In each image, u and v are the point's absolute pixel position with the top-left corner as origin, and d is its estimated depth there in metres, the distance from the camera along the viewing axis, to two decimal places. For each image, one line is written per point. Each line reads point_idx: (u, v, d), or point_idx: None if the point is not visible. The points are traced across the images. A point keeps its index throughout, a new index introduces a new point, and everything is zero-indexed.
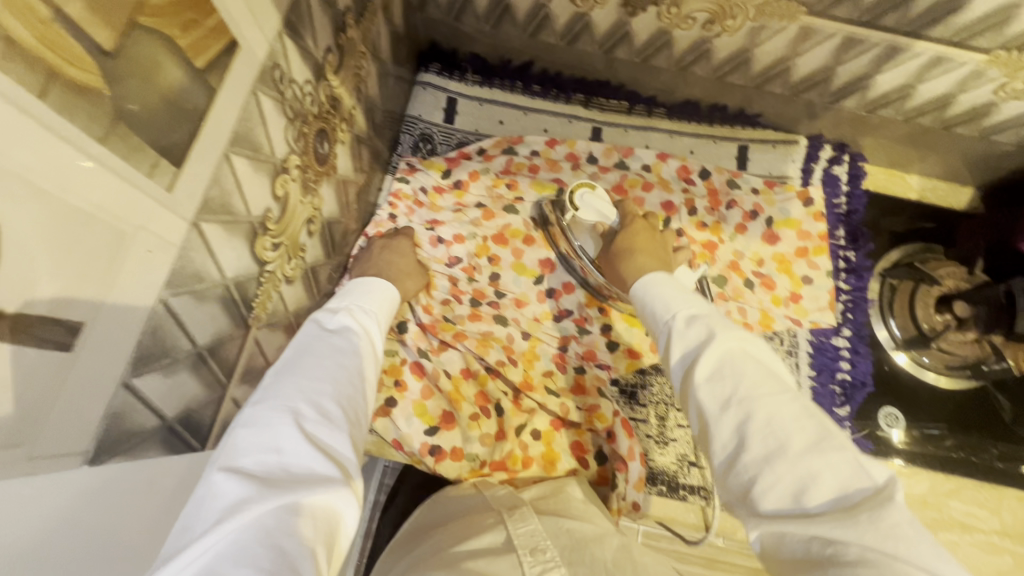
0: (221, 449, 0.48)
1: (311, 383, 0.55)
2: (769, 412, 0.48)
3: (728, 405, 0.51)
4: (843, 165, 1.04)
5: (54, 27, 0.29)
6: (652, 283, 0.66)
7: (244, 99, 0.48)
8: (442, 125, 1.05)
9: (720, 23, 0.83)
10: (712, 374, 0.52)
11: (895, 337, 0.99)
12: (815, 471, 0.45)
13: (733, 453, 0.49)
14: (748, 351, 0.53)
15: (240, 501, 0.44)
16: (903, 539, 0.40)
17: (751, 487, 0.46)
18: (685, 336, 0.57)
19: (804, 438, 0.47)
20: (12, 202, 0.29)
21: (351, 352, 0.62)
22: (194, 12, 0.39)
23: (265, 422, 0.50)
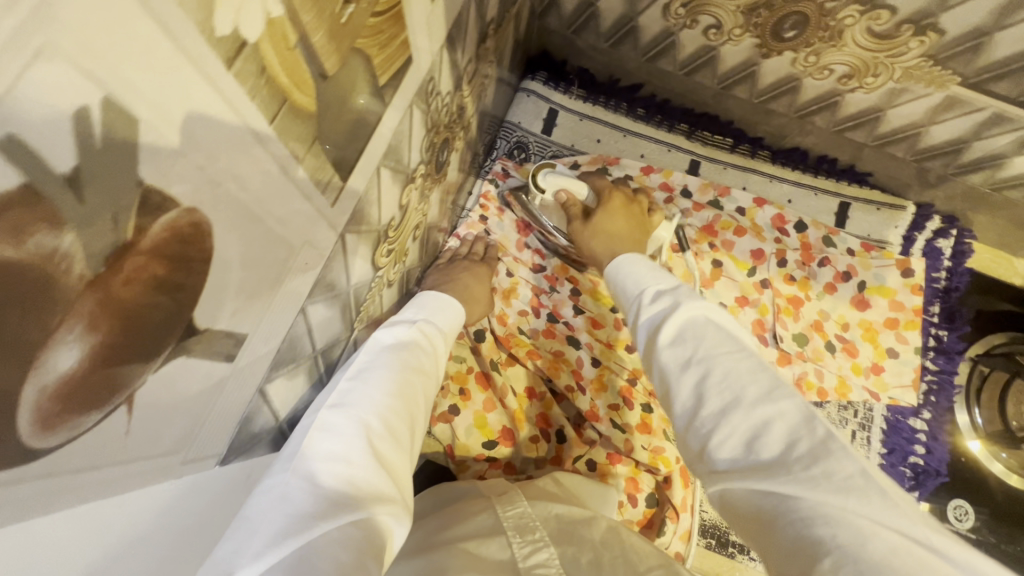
0: (293, 452, 0.44)
1: (387, 399, 0.51)
2: (725, 366, 0.45)
3: (688, 365, 0.47)
4: (949, 239, 0.99)
5: (297, 54, 0.28)
6: (622, 262, 0.63)
7: (403, 113, 0.48)
8: (539, 135, 1.03)
9: (858, 79, 0.79)
10: (677, 337, 0.49)
11: (977, 426, 0.94)
12: (769, 420, 0.41)
13: (692, 411, 0.45)
14: (710, 314, 0.50)
15: (309, 515, 0.40)
16: (855, 493, 0.35)
17: (709, 443, 0.43)
18: (651, 308, 0.54)
19: (758, 388, 0.43)
20: (227, 224, 0.29)
21: (422, 374, 0.58)
22: (391, 31, 0.38)
23: (340, 429, 0.46)
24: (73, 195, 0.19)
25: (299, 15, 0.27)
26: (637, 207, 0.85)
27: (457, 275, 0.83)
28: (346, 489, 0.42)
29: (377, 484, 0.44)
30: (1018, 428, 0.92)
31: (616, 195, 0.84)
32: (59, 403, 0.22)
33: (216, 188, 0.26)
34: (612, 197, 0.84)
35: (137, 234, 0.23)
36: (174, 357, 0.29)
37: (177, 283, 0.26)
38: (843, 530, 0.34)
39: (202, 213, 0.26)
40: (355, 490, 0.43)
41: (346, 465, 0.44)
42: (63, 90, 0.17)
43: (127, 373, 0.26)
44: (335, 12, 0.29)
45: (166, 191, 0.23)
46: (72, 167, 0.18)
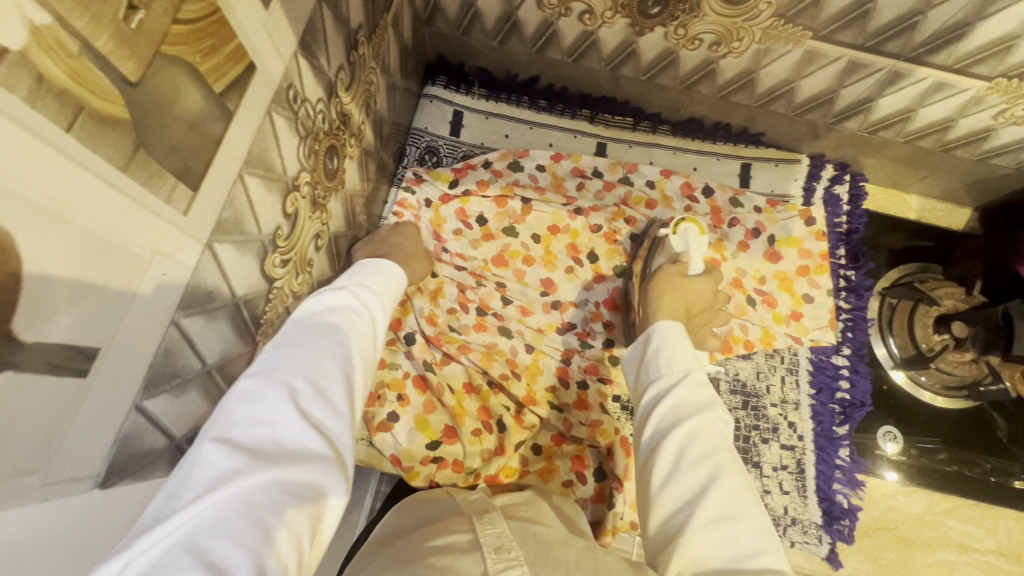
0: (214, 419, 0.46)
1: (311, 360, 0.53)
2: (731, 483, 0.51)
3: (701, 464, 0.52)
4: (844, 184, 1.05)
5: (84, 61, 0.29)
6: (665, 329, 0.63)
7: (260, 120, 0.49)
8: (448, 137, 1.05)
9: (726, 45, 0.84)
10: (692, 437, 0.54)
11: (894, 355, 1.00)
12: (752, 544, 0.48)
13: (687, 504, 0.51)
14: (725, 434, 0.55)
15: (231, 475, 0.43)
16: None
17: (686, 535, 0.49)
18: (682, 397, 0.57)
19: (749, 519, 0.50)
20: (37, 234, 0.29)
21: (356, 335, 0.60)
22: (214, 38, 0.39)
23: (259, 393, 0.48)
24: None
25: (70, 22, 0.27)
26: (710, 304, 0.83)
27: (388, 241, 0.86)
28: (268, 451, 0.46)
29: (304, 441, 0.48)
30: (928, 350, 0.97)
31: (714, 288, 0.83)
32: None
33: (10, 197, 0.27)
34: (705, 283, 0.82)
35: None
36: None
37: None
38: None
39: None
40: (278, 450, 0.46)
41: (269, 428, 0.47)
42: None
43: None
44: (119, 17, 0.30)
45: None
46: None
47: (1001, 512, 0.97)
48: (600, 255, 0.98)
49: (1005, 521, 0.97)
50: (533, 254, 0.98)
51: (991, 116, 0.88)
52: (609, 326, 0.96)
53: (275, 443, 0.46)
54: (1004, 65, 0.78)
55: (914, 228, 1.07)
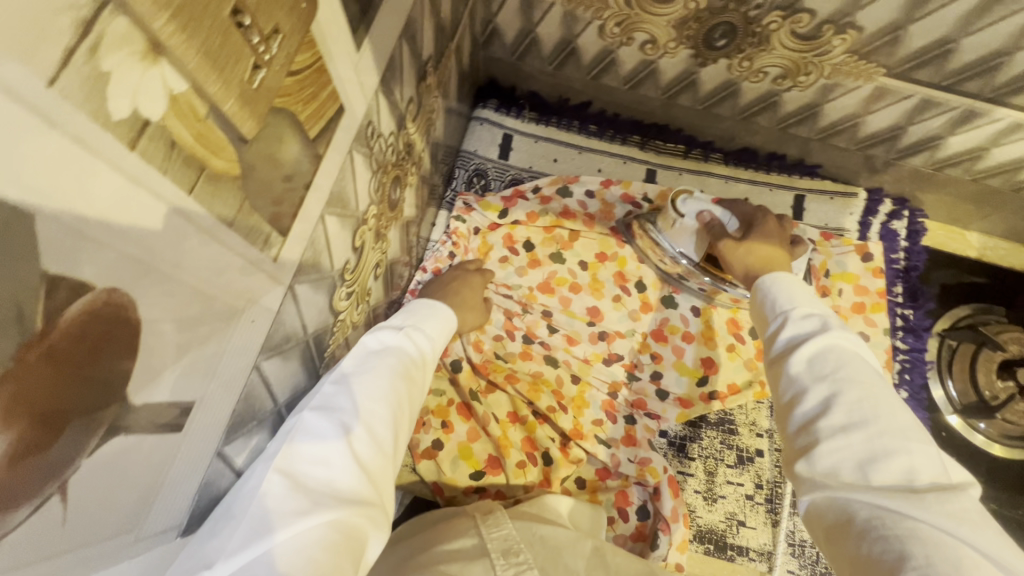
0: (274, 453, 0.44)
1: (368, 401, 0.50)
2: (864, 392, 0.48)
3: (823, 380, 0.51)
4: (903, 220, 1.02)
5: (209, 124, 0.28)
6: (776, 279, 0.62)
7: (343, 160, 0.48)
8: (497, 160, 1.04)
9: (792, 79, 0.82)
10: (816, 357, 0.52)
11: (952, 399, 0.96)
12: (897, 449, 0.45)
13: (815, 416, 0.49)
14: (860, 353, 0.52)
15: (287, 514, 0.40)
16: (965, 522, 0.41)
17: (816, 447, 0.47)
18: (799, 326, 0.56)
19: (892, 423, 0.47)
20: (155, 297, 0.29)
21: (411, 379, 0.57)
22: (315, 86, 0.39)
23: (321, 429, 0.46)
24: None
25: (204, 88, 0.27)
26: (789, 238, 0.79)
27: (447, 285, 0.85)
28: (323, 490, 0.43)
29: (356, 486, 0.44)
30: (992, 398, 0.94)
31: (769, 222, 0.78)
32: None
33: (137, 264, 0.26)
34: (764, 219, 0.78)
35: (47, 324, 0.22)
36: (112, 438, 0.28)
37: (97, 365, 0.26)
38: (935, 551, 0.38)
39: (124, 292, 0.26)
40: (333, 491, 0.43)
41: (325, 466, 0.44)
42: None
43: (54, 462, 0.25)
44: (245, 78, 0.29)
45: (76, 276, 0.23)
46: None
47: None
48: (647, 284, 0.95)
49: None
50: (580, 282, 0.96)
51: None
52: (656, 359, 0.94)
53: (330, 485, 0.43)
54: None
55: (975, 267, 1.03)
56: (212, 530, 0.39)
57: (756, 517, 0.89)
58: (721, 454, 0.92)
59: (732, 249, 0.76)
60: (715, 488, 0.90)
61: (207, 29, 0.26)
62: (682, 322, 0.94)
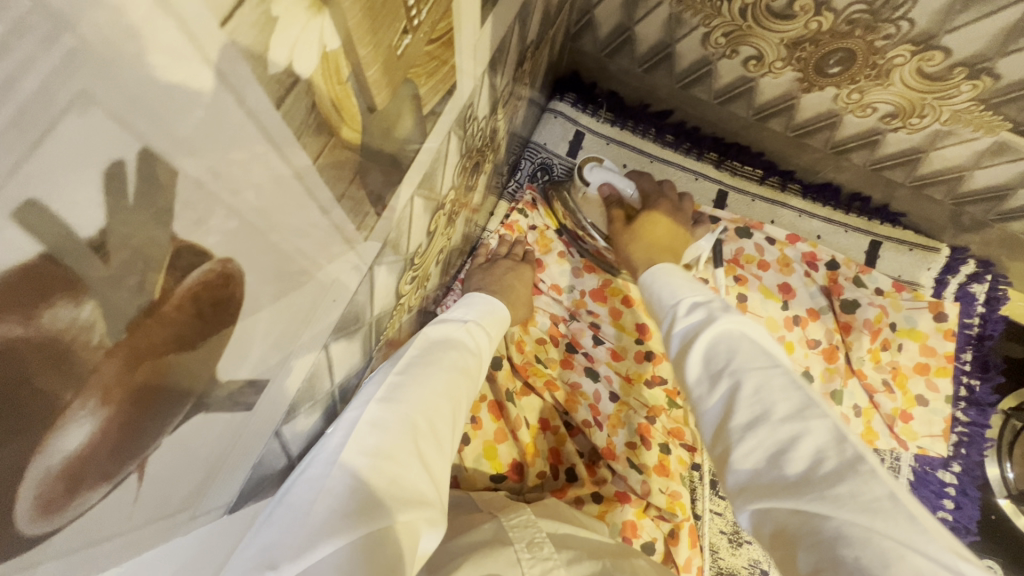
0: (341, 441, 0.41)
1: (430, 396, 0.48)
2: (759, 379, 0.44)
3: (717, 378, 0.47)
4: (983, 284, 0.94)
5: (348, 87, 0.25)
6: (657, 273, 0.64)
7: (442, 141, 0.45)
8: (565, 157, 1.00)
9: (902, 119, 0.77)
10: (709, 348, 0.49)
11: (1007, 480, 0.91)
12: (802, 436, 0.39)
13: (723, 417, 0.44)
14: (746, 333, 0.49)
15: (353, 513, 0.37)
16: (882, 512, 0.33)
17: (729, 453, 0.42)
18: (687, 319, 0.54)
19: (788, 405, 0.42)
20: (261, 271, 0.26)
21: (468, 376, 0.56)
22: (441, 59, 0.36)
23: (386, 420, 0.44)
24: (97, 257, 0.16)
25: (356, 48, 0.24)
26: (682, 216, 0.83)
27: (504, 278, 0.83)
28: (389, 487, 0.40)
29: (420, 485, 0.42)
30: None
31: (664, 200, 0.82)
32: (64, 483, 0.19)
33: (253, 235, 0.24)
34: (657, 200, 0.82)
35: (164, 294, 0.20)
36: (194, 415, 0.26)
37: (196, 340, 0.23)
38: (866, 550, 0.32)
39: (235, 263, 0.23)
40: (399, 489, 0.40)
41: (388, 459, 0.41)
42: (95, 142, 0.14)
43: (138, 442, 0.22)
44: (393, 44, 0.27)
45: (200, 244, 0.20)
46: (99, 229, 0.16)
47: None
48: None
49: None
50: (634, 296, 0.92)
51: None
52: None
53: (395, 482, 0.40)
54: None
55: None
56: (271, 526, 0.36)
57: None
58: None
59: (622, 233, 0.80)
60: (742, 533, 0.87)
61: None
62: None
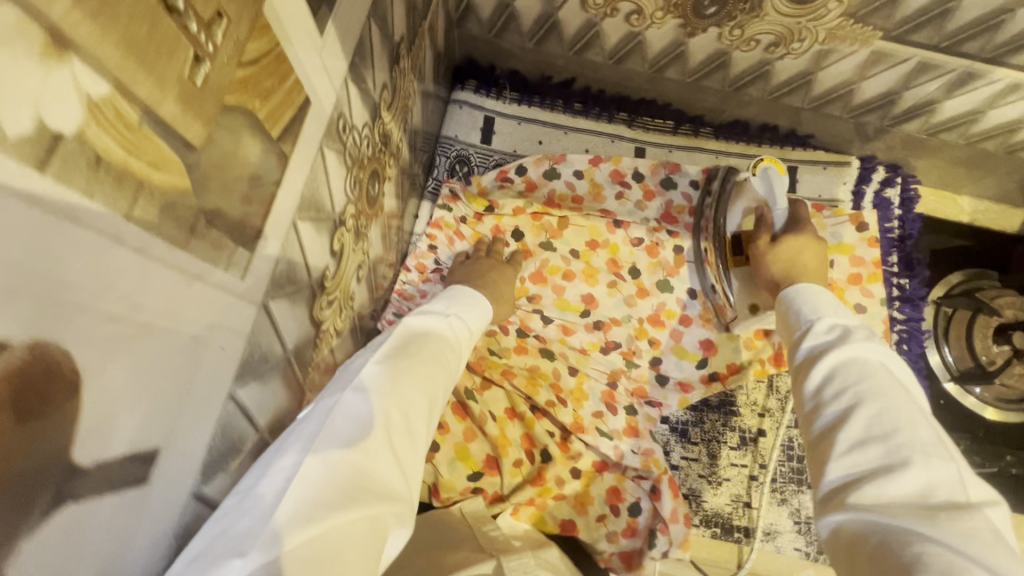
0: (315, 432, 0.43)
1: (407, 389, 0.50)
2: (882, 406, 0.51)
3: (840, 392, 0.54)
4: (895, 188, 0.99)
5: (144, 132, 0.24)
6: (803, 290, 0.70)
7: (312, 160, 0.43)
8: (479, 145, 0.98)
9: (786, 46, 0.78)
10: (836, 369, 0.57)
11: (948, 364, 0.96)
12: (915, 460, 0.46)
13: (832, 422, 0.53)
14: (886, 364, 0.56)
15: (318, 503, 0.38)
16: (981, 540, 0.40)
17: (825, 459, 0.50)
18: (821, 336, 0.61)
19: (914, 436, 0.48)
20: (93, 342, 0.24)
21: (445, 369, 0.57)
22: (273, 79, 0.34)
23: (361, 412, 0.45)
24: None
25: (132, 89, 0.22)
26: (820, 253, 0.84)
27: (487, 275, 0.84)
28: (359, 477, 0.41)
29: (391, 476, 0.43)
30: (988, 362, 0.93)
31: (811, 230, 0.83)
32: None
33: (64, 311, 0.22)
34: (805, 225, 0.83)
35: None
36: (61, 509, 0.24)
37: (17, 451, 0.21)
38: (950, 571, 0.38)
39: (53, 346, 0.22)
40: (369, 479, 0.42)
41: (360, 449, 0.42)
42: None
43: None
44: (185, 73, 0.25)
45: None
46: None
47: None
48: (642, 269, 0.94)
49: None
50: (573, 268, 0.94)
51: None
52: (655, 344, 0.92)
53: (366, 473, 0.42)
54: None
55: (966, 231, 1.03)
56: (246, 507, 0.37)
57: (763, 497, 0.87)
58: (723, 437, 0.89)
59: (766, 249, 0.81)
60: (720, 471, 0.88)
61: (128, 17, 0.21)
62: (679, 306, 0.93)
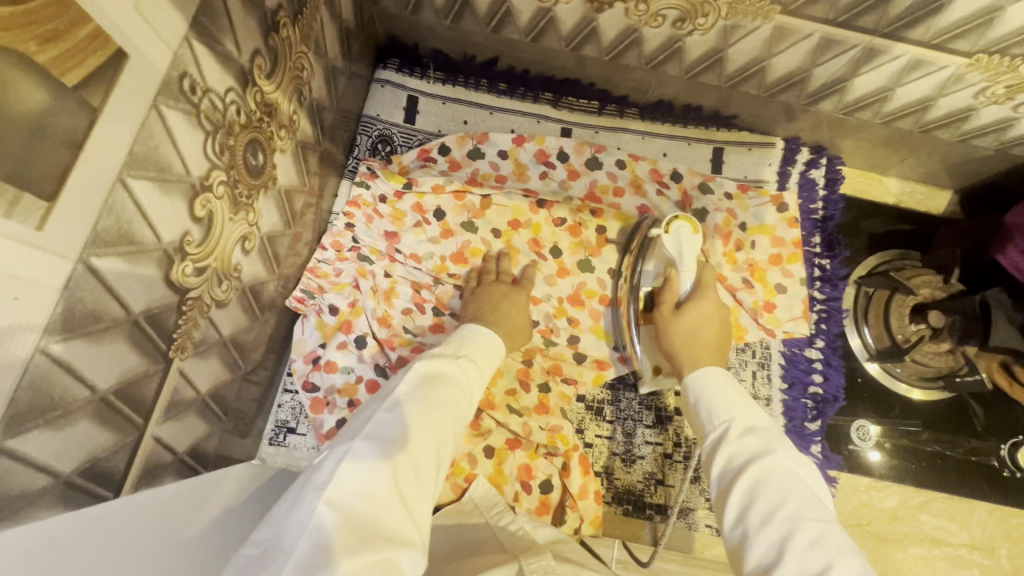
0: (327, 482, 0.51)
1: (417, 436, 0.58)
2: (814, 534, 0.50)
3: (769, 520, 0.52)
4: (820, 169, 1.00)
5: None
6: (708, 378, 0.69)
7: (143, 117, 0.43)
8: (402, 125, 0.99)
9: (691, 21, 0.78)
10: (757, 491, 0.55)
11: (867, 345, 0.97)
12: None
13: (770, 562, 0.50)
14: (798, 473, 0.56)
15: (332, 545, 0.45)
16: None
17: None
18: (736, 446, 0.60)
19: (849, 568, 0.47)
20: None
21: (456, 414, 0.65)
22: (54, 22, 0.34)
23: (370, 458, 0.53)
24: None
25: None
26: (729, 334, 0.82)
27: (498, 307, 0.85)
28: (370, 526, 0.48)
29: (400, 524, 0.50)
30: (903, 341, 0.95)
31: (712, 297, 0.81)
32: None
33: None
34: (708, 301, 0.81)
35: None
36: None
37: None
38: None
39: None
40: (381, 529, 0.49)
41: (370, 501, 0.50)
42: None
43: None
44: None
45: None
46: None
47: (975, 502, 0.93)
48: (564, 249, 0.95)
49: (978, 514, 0.93)
50: (493, 249, 0.94)
51: (971, 96, 0.81)
52: (574, 323, 0.92)
53: (376, 522, 0.49)
54: (984, 40, 0.70)
55: (891, 213, 1.04)
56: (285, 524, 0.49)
57: (675, 475, 0.88)
58: (638, 415, 0.90)
59: (665, 318, 0.80)
60: (633, 450, 0.89)
61: None
62: (600, 285, 0.94)
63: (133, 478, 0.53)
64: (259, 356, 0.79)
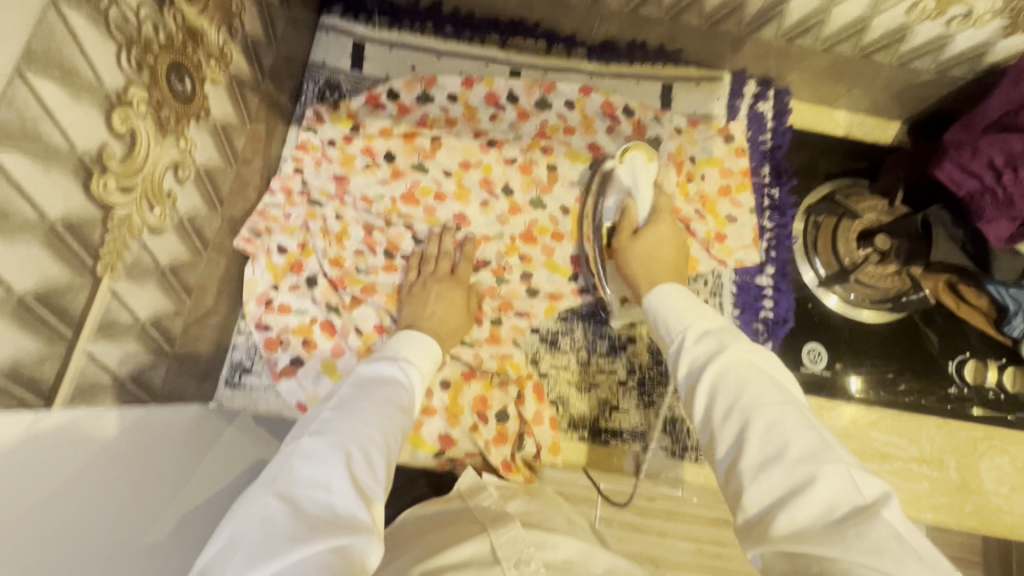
0: (278, 478, 0.49)
1: (361, 424, 0.55)
2: (769, 418, 0.48)
3: (729, 412, 0.51)
4: (768, 101, 1.01)
5: None
6: (665, 296, 0.68)
7: (40, 12, 0.43)
8: (350, 72, 0.98)
9: None
10: (715, 386, 0.53)
11: (818, 274, 0.98)
12: (815, 473, 0.43)
13: (733, 453, 0.48)
14: (755, 362, 0.54)
15: (290, 535, 0.44)
16: (889, 554, 0.37)
17: (742, 492, 0.46)
18: (693, 351, 0.59)
19: (803, 444, 0.45)
20: None
21: (400, 408, 0.62)
22: None
23: (319, 453, 0.51)
24: None
25: None
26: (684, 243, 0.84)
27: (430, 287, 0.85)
28: (320, 519, 0.46)
29: (351, 507, 0.48)
30: (851, 264, 0.96)
31: (667, 223, 0.84)
32: None
33: None
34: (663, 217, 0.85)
35: None
36: None
37: None
38: None
39: None
40: (332, 518, 0.47)
41: (328, 492, 0.48)
42: None
43: None
44: None
45: None
46: None
47: (924, 419, 0.95)
48: (515, 187, 0.96)
49: (927, 430, 0.95)
50: (444, 190, 0.94)
51: (903, 13, 0.81)
52: (526, 259, 0.94)
53: (329, 510, 0.47)
54: None
55: (840, 145, 1.06)
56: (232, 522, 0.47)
57: (629, 401, 0.89)
58: (593, 345, 0.91)
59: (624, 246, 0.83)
60: (587, 378, 0.90)
61: None
62: (551, 222, 0.95)
63: (65, 391, 0.53)
64: (210, 299, 0.80)
